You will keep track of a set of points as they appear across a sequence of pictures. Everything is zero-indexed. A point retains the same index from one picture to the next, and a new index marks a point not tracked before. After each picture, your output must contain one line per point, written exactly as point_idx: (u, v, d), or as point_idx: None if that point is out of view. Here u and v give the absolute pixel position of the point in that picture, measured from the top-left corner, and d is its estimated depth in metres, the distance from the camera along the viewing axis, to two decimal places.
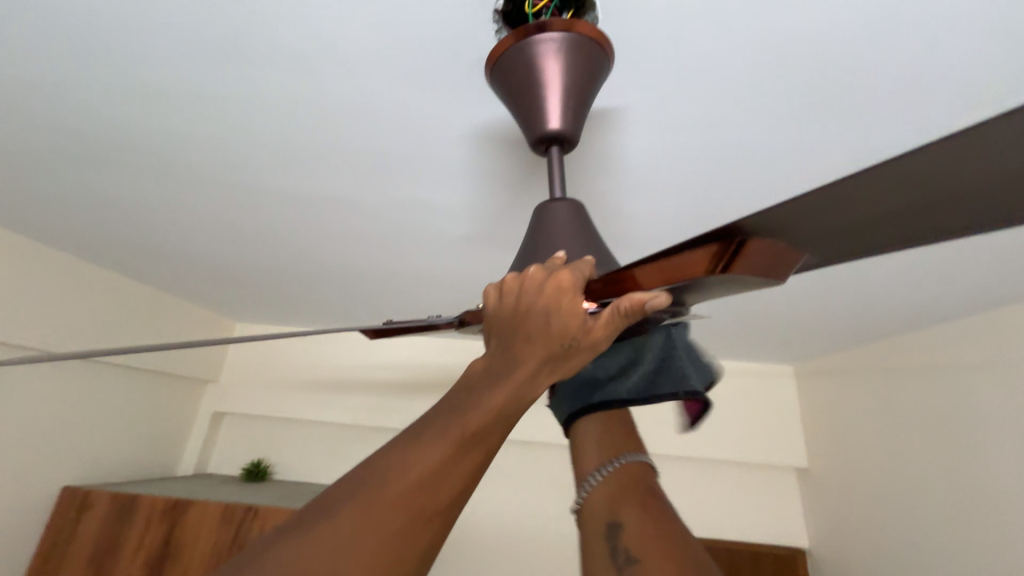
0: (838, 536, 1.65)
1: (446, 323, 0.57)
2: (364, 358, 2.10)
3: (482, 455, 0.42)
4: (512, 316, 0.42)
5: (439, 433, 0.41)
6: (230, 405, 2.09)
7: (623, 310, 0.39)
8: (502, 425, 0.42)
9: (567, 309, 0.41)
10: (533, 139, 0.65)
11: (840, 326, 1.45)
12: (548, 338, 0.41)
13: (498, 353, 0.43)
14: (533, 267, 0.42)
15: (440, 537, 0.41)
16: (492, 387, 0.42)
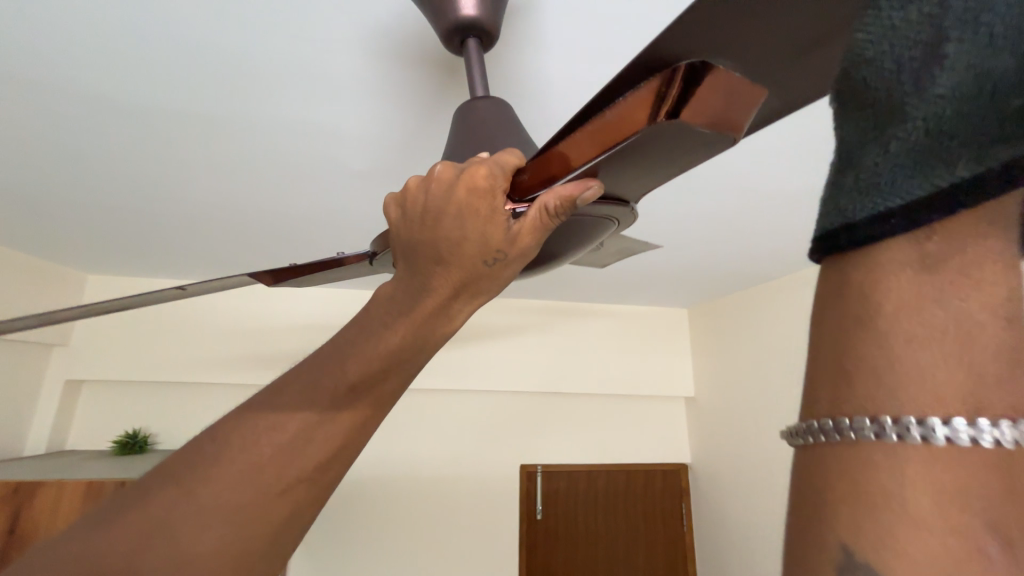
0: (717, 449, 1.92)
1: (356, 259, 0.47)
2: (258, 311, 1.84)
3: (373, 398, 0.39)
4: (417, 232, 0.32)
5: (323, 378, 0.38)
6: (87, 373, 1.71)
7: (550, 210, 0.31)
8: (398, 366, 0.37)
9: (484, 223, 0.31)
10: (444, 29, 0.56)
11: (732, 269, 1.58)
12: (460, 264, 0.32)
13: (401, 279, 0.35)
14: (437, 166, 0.31)
15: (316, 491, 0.39)
16: (387, 323, 0.36)
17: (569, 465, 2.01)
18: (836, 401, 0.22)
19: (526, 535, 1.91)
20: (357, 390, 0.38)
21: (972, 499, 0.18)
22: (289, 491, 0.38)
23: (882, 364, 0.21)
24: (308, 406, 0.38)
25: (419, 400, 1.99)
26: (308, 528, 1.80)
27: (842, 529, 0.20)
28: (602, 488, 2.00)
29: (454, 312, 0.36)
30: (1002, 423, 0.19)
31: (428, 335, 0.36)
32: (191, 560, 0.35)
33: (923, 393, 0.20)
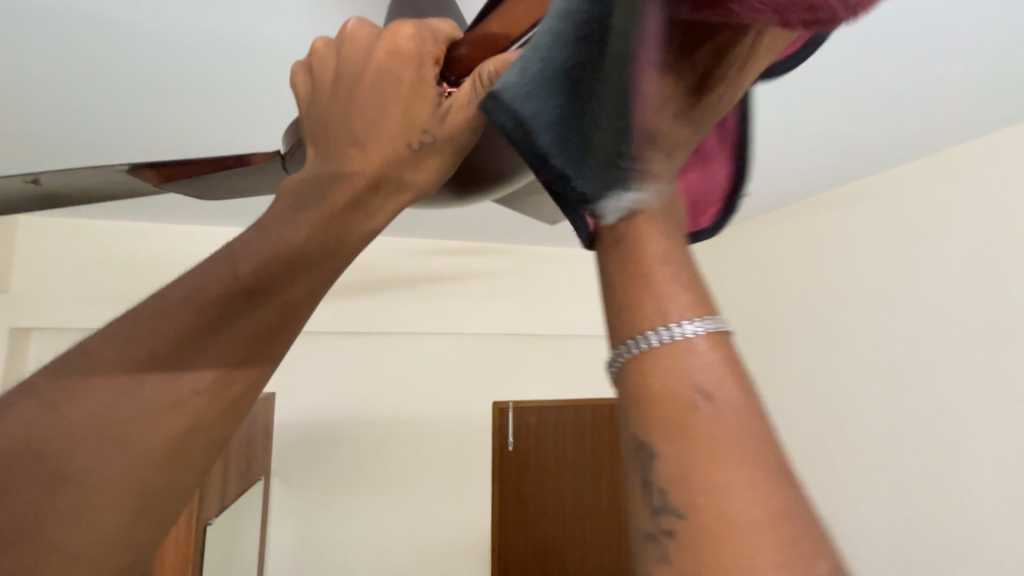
0: None
1: (265, 160, 0.47)
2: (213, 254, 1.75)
3: (276, 305, 0.37)
4: (333, 106, 0.34)
5: (210, 282, 0.36)
6: (34, 319, 1.61)
7: (485, 80, 0.30)
8: (301, 266, 0.36)
9: (407, 96, 0.33)
10: None
11: None
12: (376, 140, 0.33)
13: (311, 168, 0.35)
14: (355, 32, 0.33)
15: (216, 404, 0.38)
16: (290, 219, 0.35)
17: (538, 401, 2.11)
18: (624, 331, 0.30)
19: (499, 465, 2.04)
20: (256, 293, 0.36)
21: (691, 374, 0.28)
22: (182, 404, 0.37)
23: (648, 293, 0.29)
24: (198, 314, 0.36)
25: (390, 344, 2.00)
26: (287, 463, 1.86)
27: (634, 418, 0.29)
28: (570, 421, 2.13)
29: (371, 204, 0.35)
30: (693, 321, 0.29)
31: (338, 228, 0.35)
32: (75, 473, 0.34)
33: (664, 311, 0.29)
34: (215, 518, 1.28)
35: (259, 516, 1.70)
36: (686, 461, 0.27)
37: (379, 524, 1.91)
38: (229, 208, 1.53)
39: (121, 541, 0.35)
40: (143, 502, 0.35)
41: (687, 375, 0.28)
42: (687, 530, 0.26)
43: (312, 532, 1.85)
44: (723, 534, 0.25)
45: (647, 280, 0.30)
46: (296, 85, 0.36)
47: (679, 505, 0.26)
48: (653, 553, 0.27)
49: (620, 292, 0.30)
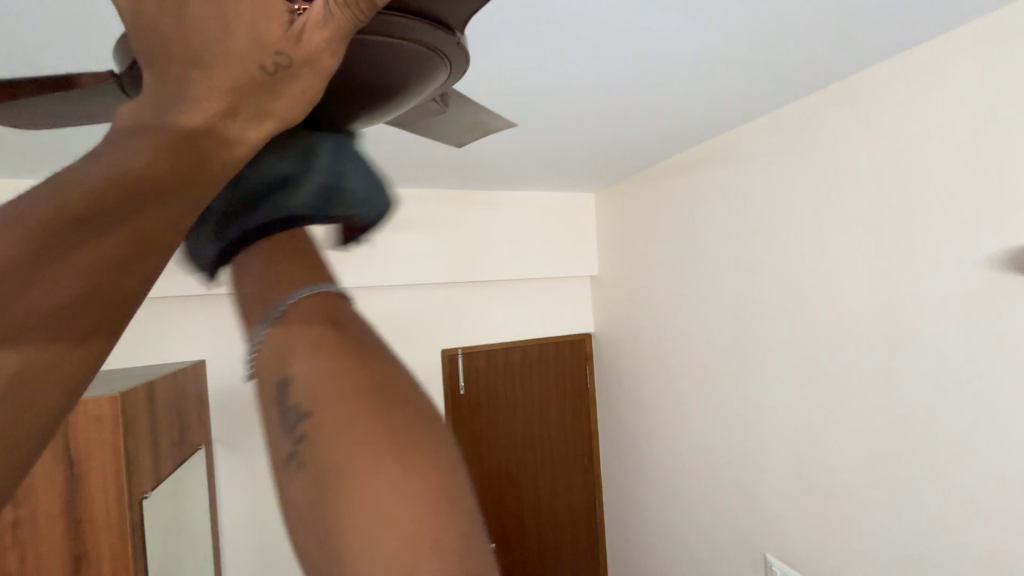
0: (614, 318, 2.16)
1: (92, 81, 0.38)
2: None
3: (127, 233, 0.29)
4: (159, 15, 0.28)
5: (18, 209, 0.27)
6: None
7: (341, 4, 0.27)
8: (147, 196, 0.29)
9: (254, 10, 0.28)
10: None
11: (636, 150, 1.61)
12: (222, 58, 0.29)
13: (144, 87, 0.29)
14: None
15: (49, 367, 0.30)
16: (128, 140, 0.29)
17: (485, 346, 2.14)
18: (266, 297, 0.38)
19: (451, 409, 2.08)
20: (96, 219, 0.28)
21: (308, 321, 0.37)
22: (17, 346, 0.29)
23: (287, 268, 0.39)
24: (12, 239, 0.26)
25: None
26: (228, 431, 1.80)
27: (271, 366, 0.36)
28: (516, 361, 2.20)
29: (230, 133, 0.30)
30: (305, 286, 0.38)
31: (192, 153, 0.30)
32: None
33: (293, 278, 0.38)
34: (152, 492, 1.22)
35: (206, 485, 1.65)
36: (303, 381, 0.34)
37: None
38: None
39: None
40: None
41: (295, 329, 0.36)
42: (309, 427, 0.33)
43: (268, 493, 1.83)
44: (327, 417, 0.32)
45: (282, 266, 0.39)
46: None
47: (301, 413, 0.33)
48: (292, 463, 0.33)
49: (270, 279, 0.39)
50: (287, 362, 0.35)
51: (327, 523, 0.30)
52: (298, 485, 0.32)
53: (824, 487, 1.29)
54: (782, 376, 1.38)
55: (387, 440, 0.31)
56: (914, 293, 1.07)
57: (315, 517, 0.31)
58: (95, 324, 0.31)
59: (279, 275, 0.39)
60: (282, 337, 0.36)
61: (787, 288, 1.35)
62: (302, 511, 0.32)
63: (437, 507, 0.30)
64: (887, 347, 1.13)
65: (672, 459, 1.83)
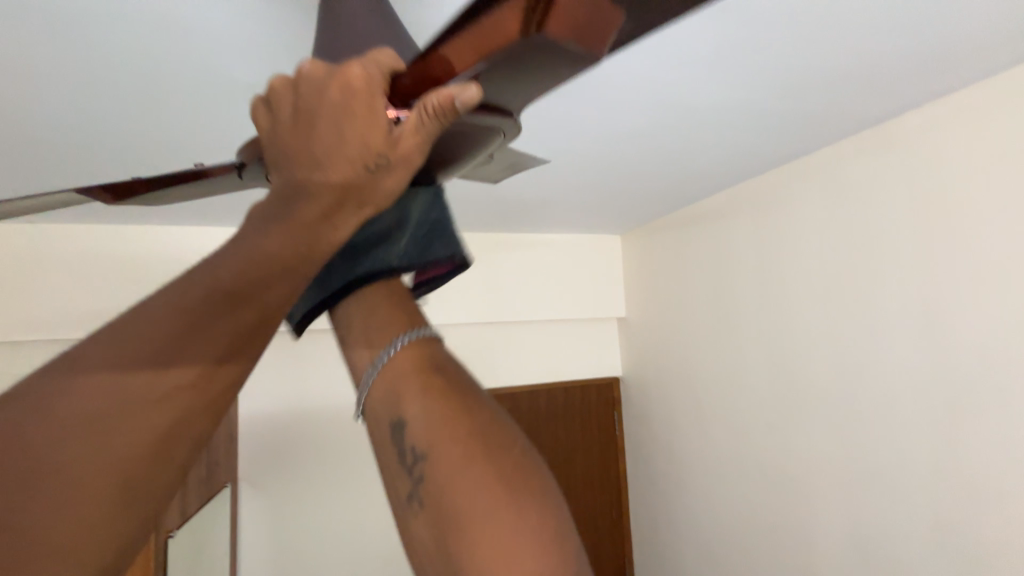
0: (642, 363, 2.10)
1: (222, 171, 0.44)
2: (152, 255, 1.60)
3: (252, 308, 0.34)
4: (289, 137, 0.31)
5: (192, 284, 0.33)
6: None
7: (431, 110, 0.29)
8: (278, 274, 0.33)
9: (361, 123, 0.29)
10: None
11: (663, 195, 1.62)
12: (336, 163, 0.30)
13: (276, 189, 0.32)
14: (308, 63, 0.30)
15: (205, 402, 0.35)
16: (265, 231, 0.33)
17: (510, 390, 2.11)
18: (369, 347, 0.45)
19: None
20: (237, 292, 0.33)
21: (401, 363, 0.44)
22: (165, 401, 0.33)
23: (381, 320, 0.46)
24: (182, 315, 0.33)
25: None
26: (253, 470, 1.81)
27: (382, 409, 0.43)
28: (541, 405, 2.15)
29: (337, 223, 0.33)
30: (401, 337, 0.45)
31: (307, 245, 0.33)
32: (52, 478, 0.30)
33: (389, 331, 0.45)
34: (177, 530, 1.22)
35: (227, 525, 1.64)
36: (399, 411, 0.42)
37: (356, 523, 1.88)
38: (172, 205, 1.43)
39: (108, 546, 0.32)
40: (133, 501, 0.33)
41: (397, 371, 0.43)
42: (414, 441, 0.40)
43: (287, 537, 1.80)
44: (436, 453, 0.38)
45: (372, 321, 0.46)
46: (254, 114, 0.33)
47: (400, 435, 0.41)
48: (412, 492, 0.39)
49: (365, 332, 0.46)
50: (387, 394, 0.43)
51: (451, 561, 0.36)
52: (424, 513, 0.38)
53: (882, 559, 1.16)
54: (825, 430, 1.29)
55: (491, 463, 0.37)
56: (971, 343, 1.01)
57: (443, 540, 0.37)
58: (219, 385, 0.36)
59: (372, 321, 0.46)
60: (390, 380, 0.43)
61: (827, 335, 1.29)
62: (427, 535, 0.38)
63: (544, 523, 0.35)
64: (943, 401, 1.05)
65: (708, 517, 1.71)
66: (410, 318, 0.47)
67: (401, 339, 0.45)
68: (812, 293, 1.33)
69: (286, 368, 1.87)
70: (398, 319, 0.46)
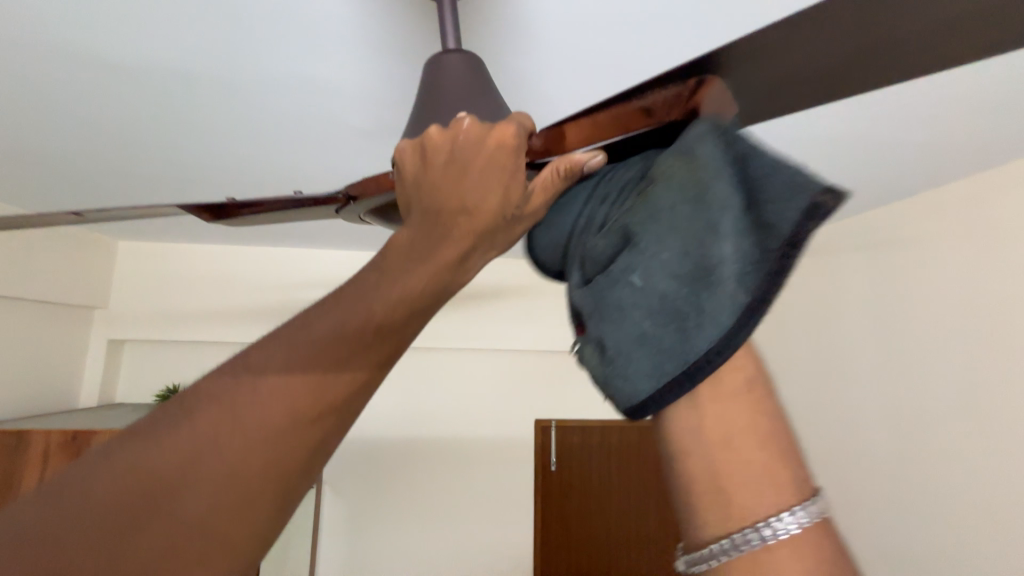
0: None
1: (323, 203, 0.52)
2: (275, 273, 1.87)
3: (394, 341, 0.36)
4: (443, 181, 0.33)
5: (352, 312, 0.34)
6: (126, 331, 1.79)
7: (561, 173, 0.35)
8: (419, 310, 0.35)
9: (506, 181, 0.33)
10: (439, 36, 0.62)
11: None
12: (481, 213, 0.33)
13: (417, 229, 0.34)
14: (467, 120, 0.33)
15: (344, 422, 0.37)
16: (410, 266, 0.34)
17: (581, 422, 2.07)
18: (708, 520, 0.29)
19: (541, 484, 2.01)
20: (389, 324, 0.34)
21: (780, 563, 0.27)
22: (318, 420, 0.35)
23: (723, 471, 0.29)
24: (341, 342, 0.34)
25: (435, 361, 2.06)
26: (335, 474, 1.96)
27: None
28: (613, 442, 2.07)
29: (468, 266, 0.36)
30: (782, 515, 0.28)
31: (443, 284, 0.35)
32: (222, 473, 0.33)
33: (751, 503, 0.28)
34: None
35: (311, 524, 1.79)
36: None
37: (421, 539, 1.94)
38: (292, 231, 1.66)
39: (253, 543, 0.35)
40: (282, 504, 0.35)
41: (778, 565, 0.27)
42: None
43: (359, 542, 1.92)
44: None
45: (727, 456, 0.29)
46: (394, 160, 0.36)
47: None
48: None
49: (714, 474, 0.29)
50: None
51: None
52: None
53: None
54: None
55: None
56: None
57: None
58: (351, 409, 0.37)
59: (730, 482, 0.29)
60: None
61: None
62: None
63: None
64: None
65: None
66: (786, 478, 0.29)
67: (788, 520, 0.28)
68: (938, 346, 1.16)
69: None
70: (759, 478, 0.29)
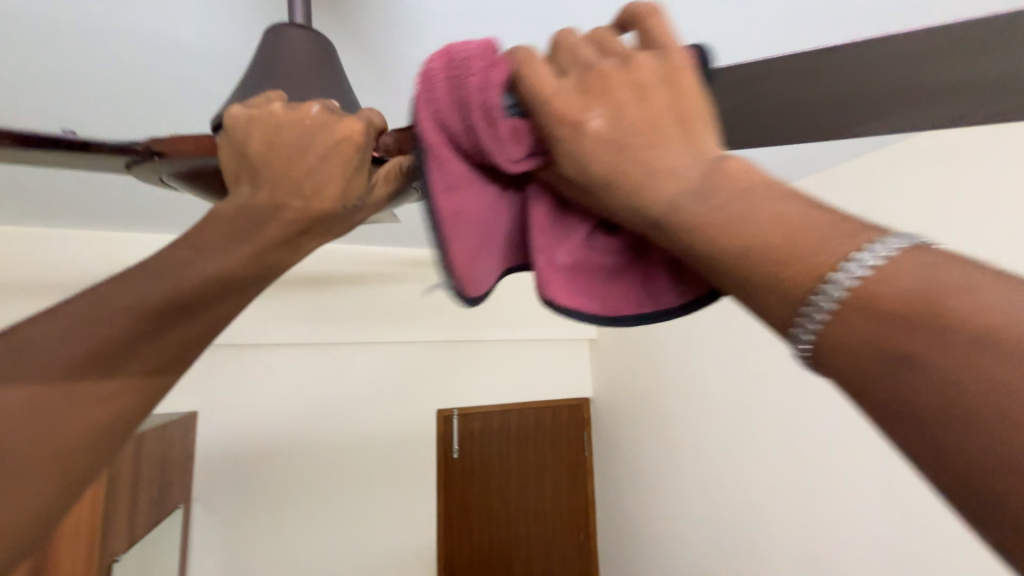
0: (610, 386, 2.16)
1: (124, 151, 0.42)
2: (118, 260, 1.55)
3: (211, 313, 0.35)
4: (278, 162, 0.34)
5: (154, 285, 0.33)
6: None
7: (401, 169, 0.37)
8: (236, 285, 0.35)
9: (346, 171, 0.35)
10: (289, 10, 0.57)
11: None
12: (315, 198, 0.35)
13: (245, 206, 0.34)
14: (314, 107, 0.34)
15: (146, 403, 0.34)
16: (228, 241, 0.34)
17: (481, 408, 2.13)
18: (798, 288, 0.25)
19: (442, 472, 2.03)
20: (197, 301, 0.34)
21: (887, 299, 0.23)
22: (110, 399, 0.32)
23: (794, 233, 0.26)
24: (139, 316, 0.32)
25: (327, 356, 1.93)
26: (209, 489, 1.75)
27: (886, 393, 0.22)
28: (511, 424, 2.17)
29: (299, 246, 0.36)
30: (873, 248, 0.24)
31: (266, 259, 0.35)
32: None
33: (834, 251, 0.25)
34: (123, 554, 1.19)
35: (178, 548, 1.58)
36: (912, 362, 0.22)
37: (312, 546, 1.83)
38: (139, 212, 1.41)
39: (21, 528, 0.30)
40: (62, 493, 0.31)
41: (886, 280, 0.23)
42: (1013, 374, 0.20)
43: (242, 559, 1.75)
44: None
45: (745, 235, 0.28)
46: (229, 127, 0.35)
47: (912, 416, 0.22)
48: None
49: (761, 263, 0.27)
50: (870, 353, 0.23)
51: None
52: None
53: None
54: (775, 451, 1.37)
55: None
56: None
57: None
58: (159, 385, 0.35)
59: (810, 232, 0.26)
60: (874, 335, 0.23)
61: None
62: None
63: None
64: None
65: (669, 539, 1.75)
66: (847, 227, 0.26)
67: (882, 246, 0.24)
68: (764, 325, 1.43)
69: (251, 382, 1.83)
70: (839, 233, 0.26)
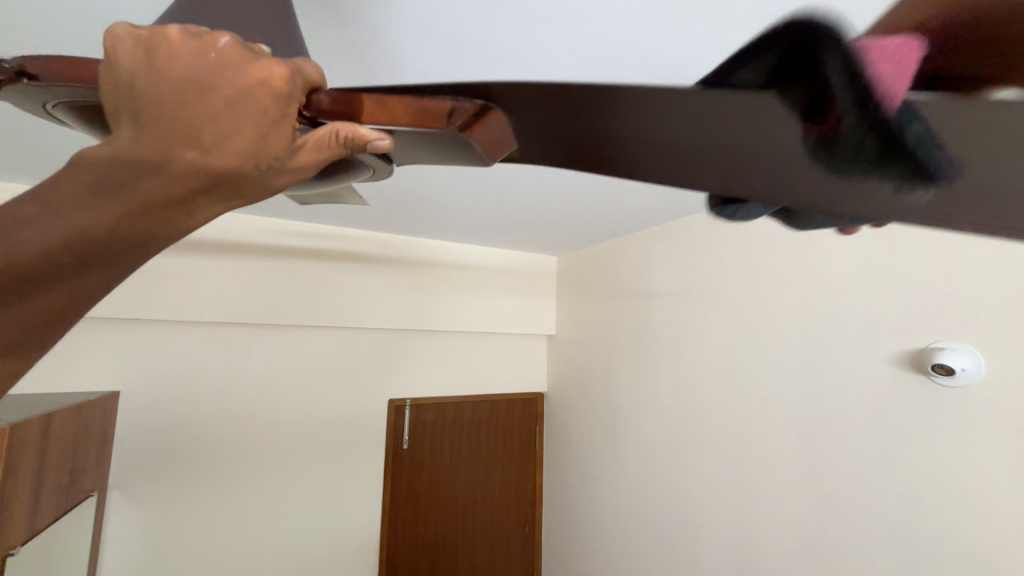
0: (565, 382, 2.19)
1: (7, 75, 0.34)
2: None
3: (66, 290, 0.27)
4: (172, 102, 0.27)
5: None
6: None
7: (340, 138, 0.31)
8: (104, 254, 0.27)
9: (263, 123, 0.28)
10: None
11: (595, 225, 1.73)
12: (218, 151, 0.27)
13: (119, 154, 0.26)
14: (222, 38, 0.28)
15: None
16: (89, 196, 0.26)
17: (433, 399, 2.09)
18: None
19: (390, 462, 1.97)
20: (48, 273, 0.26)
21: None
22: None
23: None
24: None
25: (272, 339, 1.83)
26: (131, 477, 1.61)
27: None
28: (463, 416, 2.15)
29: (195, 209, 0.29)
30: None
31: (141, 224, 0.27)
32: None
33: None
34: (21, 546, 1.06)
35: (89, 539, 1.44)
36: None
37: (246, 535, 1.73)
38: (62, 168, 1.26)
39: None
40: None
41: None
42: None
43: (164, 550, 1.62)
44: None
45: None
46: (114, 54, 0.27)
47: None
48: None
49: None
50: None
51: None
52: None
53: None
54: (716, 453, 1.41)
55: None
56: (834, 397, 1.13)
57: None
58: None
59: None
60: None
61: (723, 367, 1.41)
62: None
63: None
64: (808, 432, 1.17)
65: (612, 535, 1.77)
66: None
67: None
68: (711, 331, 1.46)
69: (186, 362, 1.70)
70: None
